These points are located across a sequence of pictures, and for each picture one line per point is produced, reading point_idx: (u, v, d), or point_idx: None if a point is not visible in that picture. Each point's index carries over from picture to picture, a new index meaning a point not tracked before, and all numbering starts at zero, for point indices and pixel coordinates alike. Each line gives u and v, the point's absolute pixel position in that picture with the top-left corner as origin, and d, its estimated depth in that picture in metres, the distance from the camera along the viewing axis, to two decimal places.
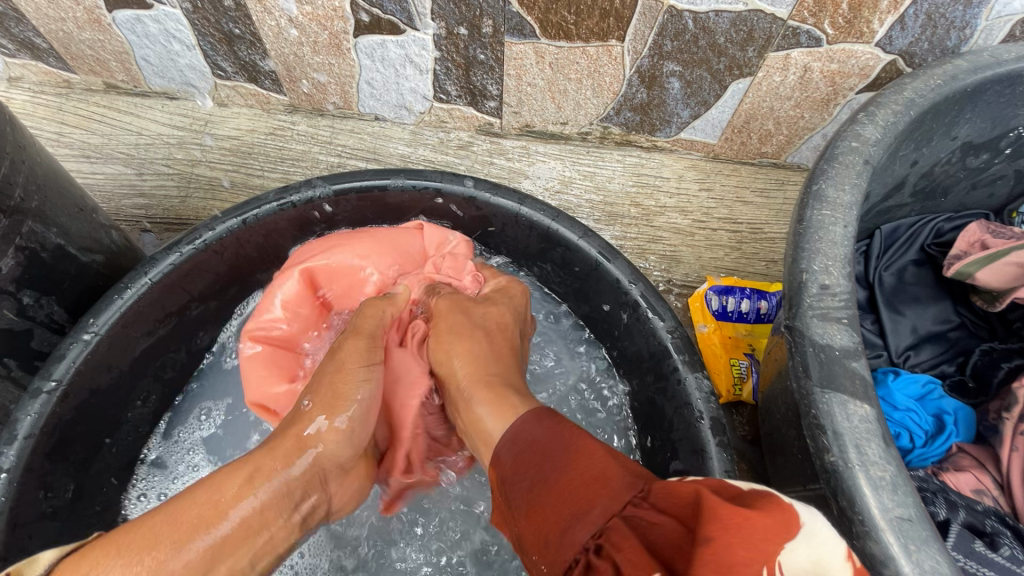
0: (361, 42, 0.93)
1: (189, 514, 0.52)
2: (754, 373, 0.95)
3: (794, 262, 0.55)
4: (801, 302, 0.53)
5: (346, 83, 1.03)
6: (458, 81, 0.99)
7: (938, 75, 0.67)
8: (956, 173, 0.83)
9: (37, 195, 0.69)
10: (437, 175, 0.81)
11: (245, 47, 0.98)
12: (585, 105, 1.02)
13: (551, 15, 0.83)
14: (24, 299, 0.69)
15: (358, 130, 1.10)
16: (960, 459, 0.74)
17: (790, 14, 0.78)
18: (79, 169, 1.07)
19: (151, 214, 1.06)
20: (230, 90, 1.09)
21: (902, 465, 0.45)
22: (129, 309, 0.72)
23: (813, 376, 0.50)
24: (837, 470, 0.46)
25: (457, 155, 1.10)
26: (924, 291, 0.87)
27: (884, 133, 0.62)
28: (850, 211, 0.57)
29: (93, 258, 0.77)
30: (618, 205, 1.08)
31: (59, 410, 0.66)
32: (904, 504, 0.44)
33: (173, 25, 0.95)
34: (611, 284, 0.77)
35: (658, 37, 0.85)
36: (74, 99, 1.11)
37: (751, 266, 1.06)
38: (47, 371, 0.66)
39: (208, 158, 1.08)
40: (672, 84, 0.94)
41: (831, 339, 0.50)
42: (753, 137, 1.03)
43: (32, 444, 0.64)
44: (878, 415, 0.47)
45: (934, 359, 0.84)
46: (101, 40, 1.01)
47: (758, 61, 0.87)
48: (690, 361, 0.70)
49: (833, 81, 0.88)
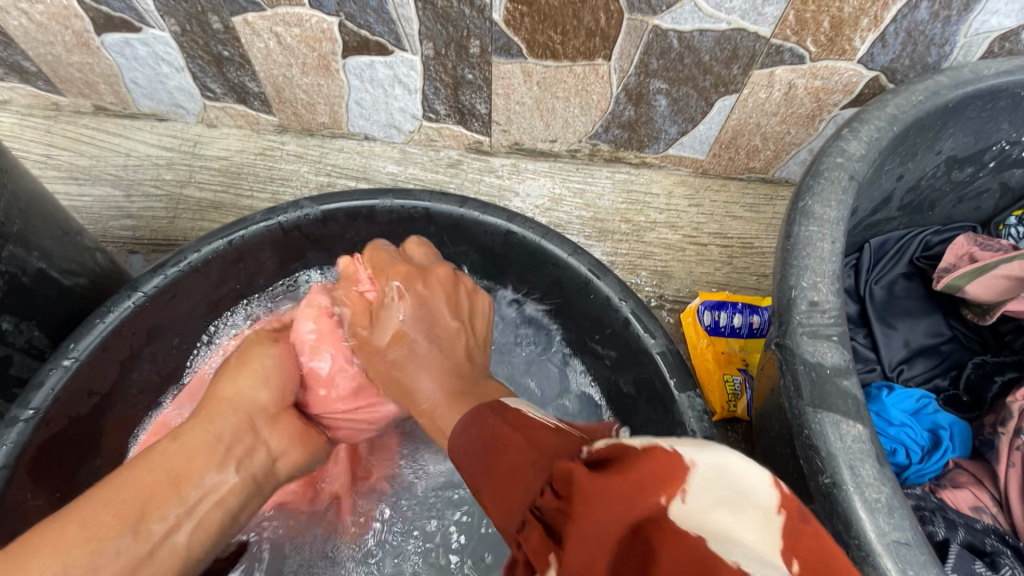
0: (350, 63, 0.94)
1: (98, 528, 0.50)
2: (748, 389, 0.95)
3: (783, 279, 0.55)
4: (791, 319, 0.52)
5: (335, 103, 1.03)
6: (447, 101, 1.00)
7: (919, 91, 0.68)
8: (943, 186, 0.84)
9: (19, 219, 0.68)
10: (426, 194, 0.80)
11: (234, 69, 0.98)
12: (573, 123, 1.02)
13: (537, 35, 0.84)
14: (3, 325, 0.67)
15: (348, 150, 1.10)
16: (957, 475, 0.73)
17: (772, 33, 0.79)
18: (66, 192, 1.06)
19: (138, 235, 1.05)
20: (220, 111, 1.09)
21: (897, 486, 0.44)
22: (112, 333, 0.71)
23: (805, 396, 0.49)
24: (832, 492, 0.45)
25: (447, 173, 1.10)
26: (915, 305, 0.86)
27: (869, 149, 0.63)
28: (836, 227, 0.57)
29: (76, 281, 0.76)
30: (609, 222, 1.08)
31: (36, 439, 0.65)
32: (902, 527, 0.43)
33: (162, 47, 0.95)
34: (601, 301, 0.77)
35: (644, 55, 0.86)
36: (62, 122, 1.11)
37: (742, 281, 1.06)
38: (25, 399, 0.65)
39: (197, 179, 1.08)
40: (659, 101, 0.95)
41: (822, 357, 0.50)
42: (741, 153, 1.03)
43: (6, 475, 0.61)
44: (872, 434, 0.47)
45: (927, 373, 0.84)
46: (89, 63, 1.01)
47: (743, 79, 0.88)
48: (681, 380, 0.69)
49: (817, 97, 0.89)
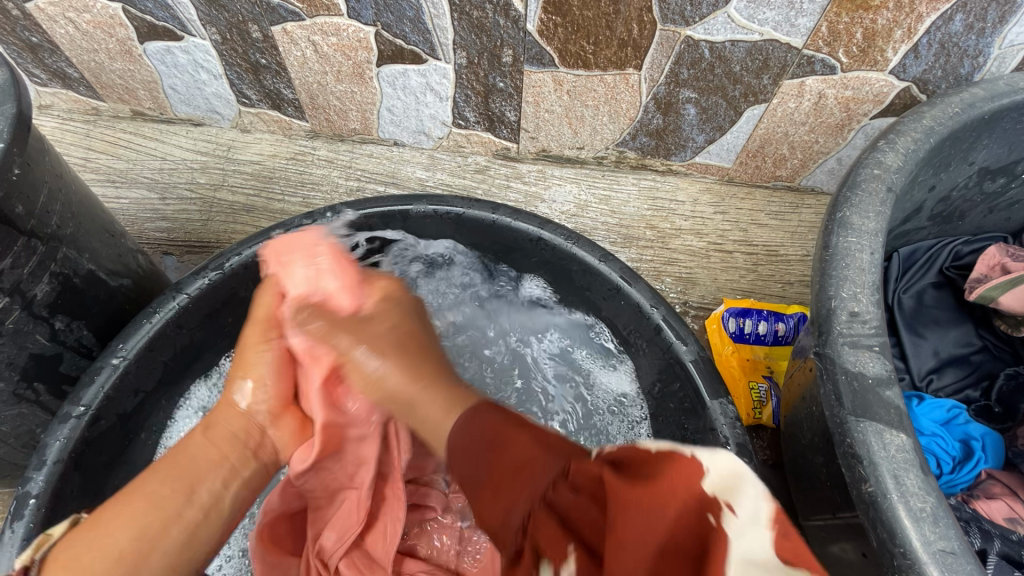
0: (384, 71, 0.96)
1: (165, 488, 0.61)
2: (774, 397, 0.95)
3: (822, 289, 0.56)
4: (831, 329, 0.53)
5: (367, 110, 1.05)
6: (477, 108, 1.01)
7: (955, 102, 0.68)
8: (974, 197, 0.84)
9: (72, 222, 0.70)
10: (459, 201, 0.82)
11: (270, 76, 1.01)
12: (601, 130, 1.03)
13: (570, 45, 0.86)
14: (56, 324, 0.70)
15: (377, 155, 1.12)
16: (991, 486, 0.72)
17: (804, 44, 0.80)
18: (104, 194, 1.09)
19: (172, 237, 1.07)
20: (254, 117, 1.11)
21: (942, 496, 0.45)
22: (156, 333, 0.73)
23: (847, 405, 0.50)
24: (876, 501, 0.46)
25: (474, 179, 1.11)
26: (945, 314, 0.86)
27: (906, 160, 0.63)
28: (875, 237, 0.57)
29: (121, 282, 0.78)
30: (634, 228, 1.09)
31: (86, 435, 0.67)
32: (947, 537, 0.43)
33: (202, 55, 0.98)
34: (632, 308, 0.78)
35: (675, 65, 0.87)
36: (101, 126, 1.14)
37: (767, 288, 1.06)
38: (76, 396, 0.67)
39: (230, 182, 1.10)
40: (688, 110, 0.96)
41: (863, 367, 0.51)
42: (768, 161, 1.04)
43: (60, 469, 0.64)
44: (915, 444, 0.47)
45: (957, 383, 0.84)
46: (130, 70, 1.04)
47: (773, 89, 0.89)
48: (713, 387, 0.70)
49: (847, 107, 0.89)
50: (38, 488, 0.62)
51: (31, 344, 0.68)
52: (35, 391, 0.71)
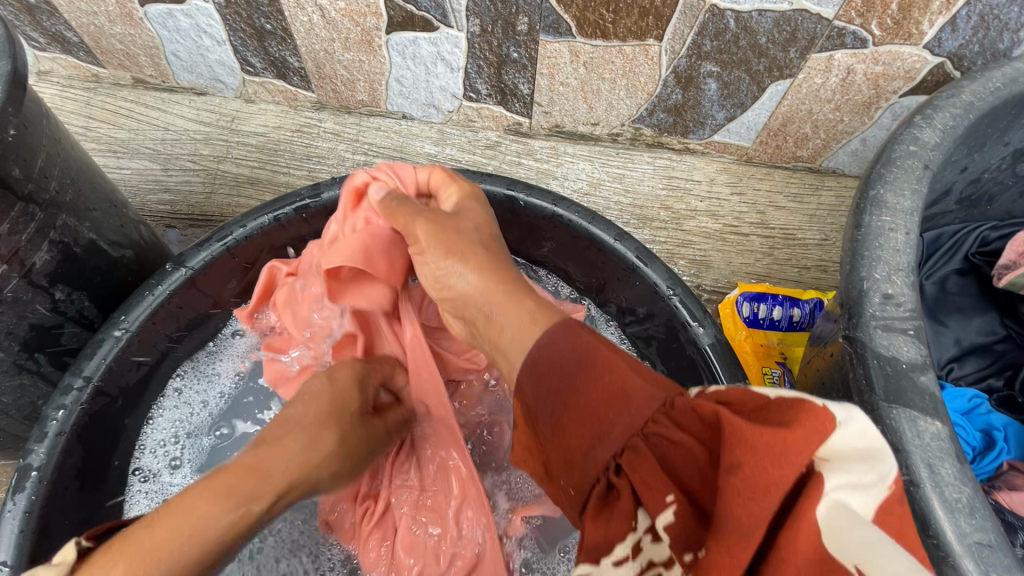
0: (393, 39, 0.92)
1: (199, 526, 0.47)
2: (787, 383, 0.93)
3: (853, 270, 0.53)
4: (863, 312, 0.51)
5: (375, 80, 1.01)
6: (489, 80, 0.98)
7: (997, 77, 0.65)
8: (1005, 179, 0.81)
9: (71, 189, 0.68)
10: (470, 174, 0.79)
11: (276, 43, 0.97)
12: (617, 105, 1.00)
13: (589, 13, 0.81)
14: (56, 295, 0.68)
15: (385, 129, 1.09)
16: (1013, 477, 0.71)
17: (836, 14, 0.76)
18: (105, 164, 1.07)
19: (175, 210, 1.05)
20: (259, 86, 1.08)
21: (978, 486, 0.43)
22: (160, 305, 0.71)
23: (878, 391, 0.48)
24: (907, 491, 0.44)
25: (484, 155, 1.08)
26: (968, 302, 0.84)
27: (944, 137, 0.60)
28: (910, 217, 0.54)
29: (123, 253, 0.76)
30: (648, 208, 1.06)
31: (88, 407, 0.65)
32: (983, 528, 0.41)
33: (205, 19, 0.94)
34: (647, 289, 0.75)
35: (698, 36, 0.83)
36: (102, 94, 1.11)
37: (783, 273, 1.04)
38: (77, 367, 0.65)
39: (234, 154, 1.08)
40: (709, 85, 0.92)
41: (897, 351, 0.48)
42: (789, 141, 1.00)
43: (63, 441, 0.63)
44: (950, 433, 0.45)
45: (979, 372, 0.82)
46: (131, 35, 1.00)
47: (800, 63, 0.85)
48: (730, 370, 0.68)
49: (876, 84, 0.85)
50: (40, 460, 0.61)
51: (31, 314, 0.66)
52: (36, 362, 0.69)
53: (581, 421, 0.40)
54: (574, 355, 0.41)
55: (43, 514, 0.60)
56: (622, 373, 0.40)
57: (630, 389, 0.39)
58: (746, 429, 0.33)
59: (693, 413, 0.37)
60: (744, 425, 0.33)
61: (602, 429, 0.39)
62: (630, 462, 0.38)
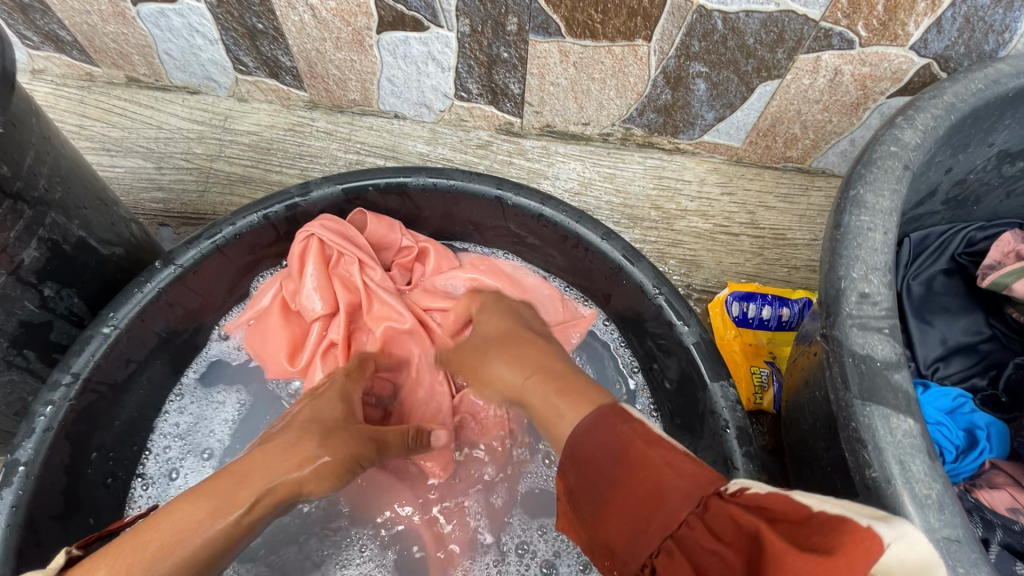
0: (384, 39, 0.92)
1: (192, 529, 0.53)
2: (776, 381, 0.93)
3: (832, 269, 0.54)
4: (840, 310, 0.51)
5: (367, 80, 1.02)
6: (480, 80, 0.98)
7: (979, 78, 0.65)
8: (990, 180, 0.81)
9: (60, 186, 0.69)
10: (458, 173, 0.79)
11: (267, 42, 0.98)
12: (608, 105, 1.00)
13: (578, 13, 0.82)
14: (45, 291, 0.69)
15: (377, 128, 1.10)
16: (994, 476, 0.71)
17: (822, 15, 0.76)
18: (99, 163, 1.07)
19: (168, 208, 1.06)
20: (251, 85, 1.09)
21: (948, 482, 0.44)
22: (149, 303, 0.71)
23: (853, 389, 0.48)
24: (879, 486, 0.44)
25: (476, 154, 1.09)
26: (955, 302, 0.84)
27: (925, 137, 0.60)
28: (889, 217, 0.55)
29: (113, 251, 0.77)
30: (639, 208, 1.06)
31: (77, 403, 0.66)
32: (952, 524, 0.42)
33: (196, 19, 0.95)
34: (634, 287, 0.76)
35: (686, 37, 0.83)
36: (96, 92, 1.12)
37: (773, 273, 1.04)
38: (66, 363, 0.66)
39: (227, 153, 1.08)
40: (698, 85, 0.92)
41: (872, 349, 0.49)
42: (779, 141, 1.01)
43: (50, 437, 0.63)
44: (923, 430, 0.46)
45: (964, 371, 0.82)
46: (124, 34, 1.01)
47: (788, 63, 0.85)
48: (714, 368, 0.69)
49: (864, 84, 0.86)
50: (28, 456, 0.61)
51: (19, 311, 0.67)
52: (25, 359, 0.70)
53: (620, 521, 0.45)
54: (612, 449, 0.48)
55: (29, 509, 0.60)
56: (656, 475, 0.45)
57: (665, 492, 0.44)
58: (792, 553, 0.36)
59: (727, 519, 0.41)
60: (787, 548, 0.37)
61: (641, 527, 0.44)
62: (664, 563, 0.42)
